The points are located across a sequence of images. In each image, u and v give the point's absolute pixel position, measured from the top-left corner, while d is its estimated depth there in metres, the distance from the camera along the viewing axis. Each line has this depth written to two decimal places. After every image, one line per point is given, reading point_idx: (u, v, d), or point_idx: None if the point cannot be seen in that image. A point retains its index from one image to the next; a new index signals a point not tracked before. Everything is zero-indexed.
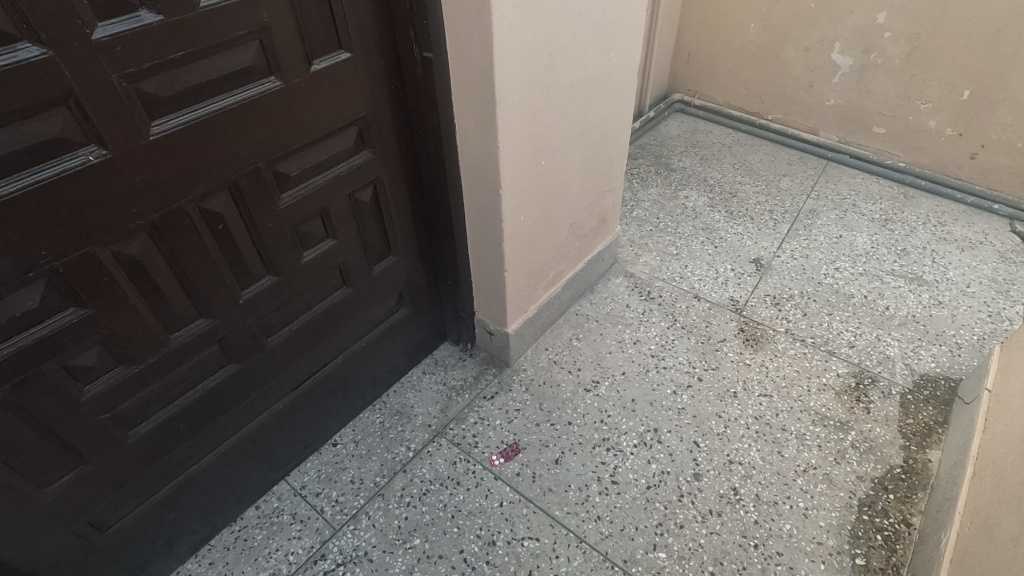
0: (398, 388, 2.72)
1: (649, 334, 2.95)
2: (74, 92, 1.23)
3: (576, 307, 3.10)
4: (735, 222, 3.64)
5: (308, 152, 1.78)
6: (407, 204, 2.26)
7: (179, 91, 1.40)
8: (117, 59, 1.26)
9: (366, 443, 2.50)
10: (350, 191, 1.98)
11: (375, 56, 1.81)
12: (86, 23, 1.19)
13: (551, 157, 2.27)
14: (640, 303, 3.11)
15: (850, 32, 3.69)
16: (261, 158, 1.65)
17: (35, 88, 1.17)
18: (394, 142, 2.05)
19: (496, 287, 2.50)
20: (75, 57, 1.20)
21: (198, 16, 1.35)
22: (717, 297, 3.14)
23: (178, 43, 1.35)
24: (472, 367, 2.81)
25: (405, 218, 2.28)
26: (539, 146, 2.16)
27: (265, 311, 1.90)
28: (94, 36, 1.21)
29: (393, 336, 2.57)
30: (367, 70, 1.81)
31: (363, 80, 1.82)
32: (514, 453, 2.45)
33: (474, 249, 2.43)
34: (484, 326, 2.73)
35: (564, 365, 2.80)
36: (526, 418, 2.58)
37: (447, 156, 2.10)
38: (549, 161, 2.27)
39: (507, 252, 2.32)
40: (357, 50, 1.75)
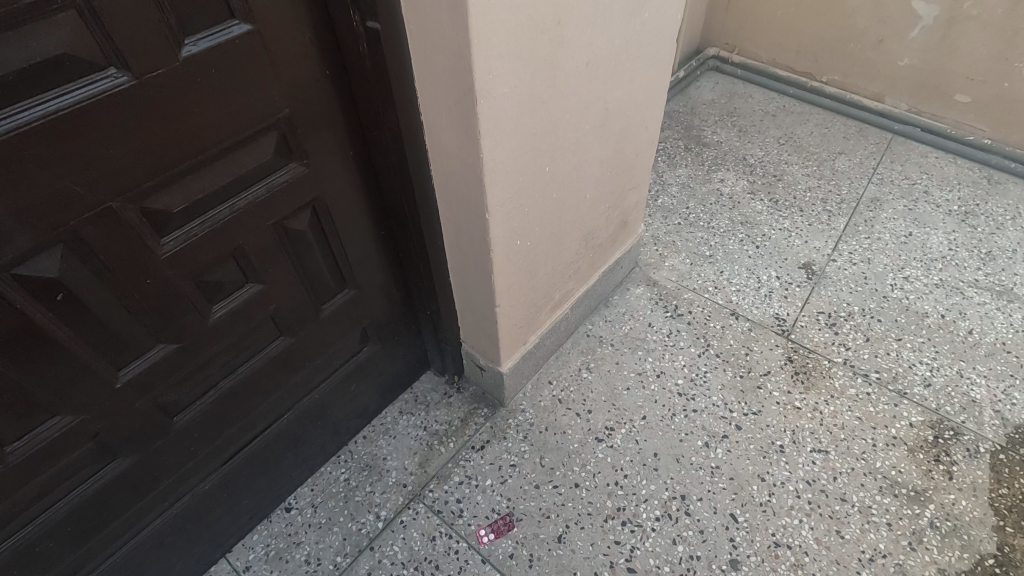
0: (368, 435, 2.25)
1: (676, 364, 2.43)
2: None
3: (587, 327, 2.57)
4: (781, 214, 3.02)
5: (200, 173, 1.20)
6: (366, 226, 1.70)
7: None
8: None
9: (327, 507, 2.05)
10: (276, 221, 1.42)
11: (295, 27, 1.21)
12: None
13: (561, 161, 1.69)
14: (665, 323, 2.57)
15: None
16: (114, 191, 1.08)
17: None
18: (340, 148, 1.47)
19: (485, 322, 1.97)
20: None
21: None
22: (759, 315, 2.59)
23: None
24: (459, 406, 2.33)
25: (365, 242, 1.73)
26: (542, 151, 1.58)
27: (162, 387, 1.39)
28: None
29: (359, 378, 2.07)
30: (284, 48, 1.21)
31: (278, 64, 1.21)
32: (509, 526, 1.99)
33: (458, 277, 1.89)
34: (475, 360, 2.22)
35: (571, 405, 2.31)
36: (523, 477, 2.11)
37: (414, 164, 1.53)
38: (557, 167, 1.69)
39: (499, 286, 1.79)
40: (264, 21, 1.14)
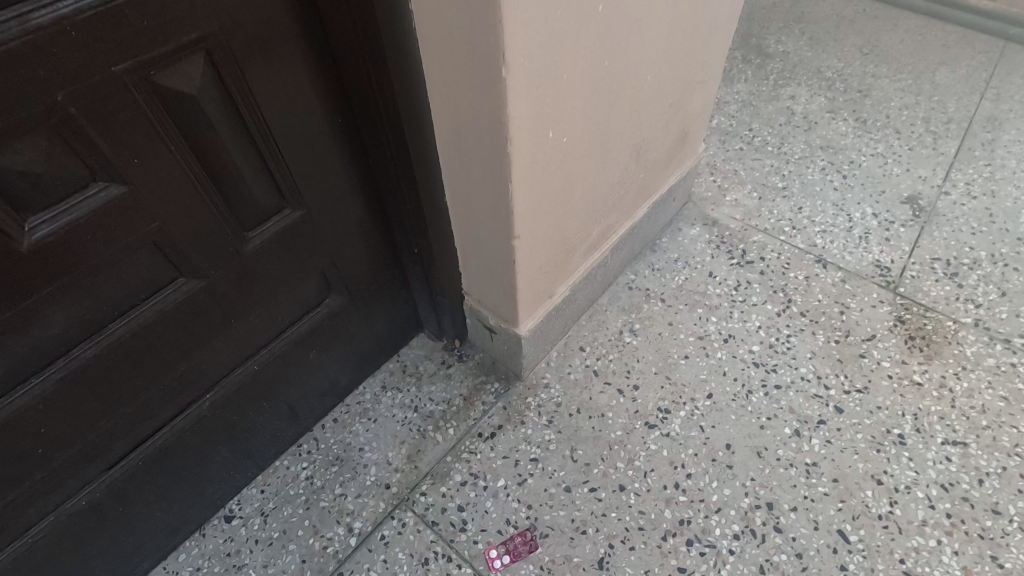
0: (341, 418, 1.69)
1: (748, 325, 1.84)
2: None
3: (628, 277, 1.98)
4: (871, 137, 2.37)
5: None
6: (310, 104, 1.09)
7: None
8: None
9: (283, 517, 1.52)
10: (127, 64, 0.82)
11: None
12: None
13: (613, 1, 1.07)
14: (730, 272, 1.97)
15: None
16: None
17: None
18: None
19: (498, 264, 1.39)
20: None
21: None
22: (855, 263, 1.97)
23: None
24: (461, 380, 1.76)
25: (310, 131, 1.12)
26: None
27: None
28: None
29: (321, 342, 1.49)
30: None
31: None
32: (530, 545, 1.45)
33: (456, 196, 1.30)
34: (483, 318, 1.63)
35: (610, 379, 1.74)
36: (548, 476, 1.56)
37: None
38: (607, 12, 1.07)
39: (518, 209, 1.19)
40: None
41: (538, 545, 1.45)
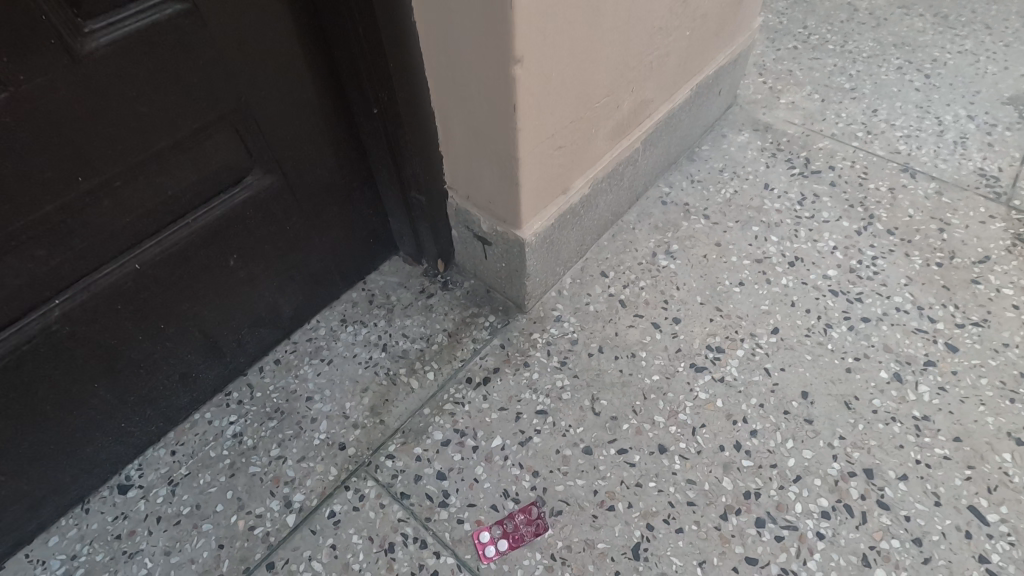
0: (285, 359, 1.27)
1: (819, 246, 1.41)
2: None
3: (660, 190, 1.55)
4: (956, 33, 1.92)
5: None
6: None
7: None
8: None
9: (198, 488, 1.11)
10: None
11: None
12: None
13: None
14: (791, 184, 1.54)
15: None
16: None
17: None
18: None
19: (492, 120, 0.96)
20: None
21: None
22: (952, 172, 1.54)
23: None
24: (446, 313, 1.34)
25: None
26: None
27: None
28: None
29: (247, 243, 1.05)
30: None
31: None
32: (537, 526, 1.04)
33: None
34: (473, 223, 1.20)
35: (641, 311, 1.32)
36: (561, 434, 1.15)
37: None
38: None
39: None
40: None
41: (546, 526, 1.04)
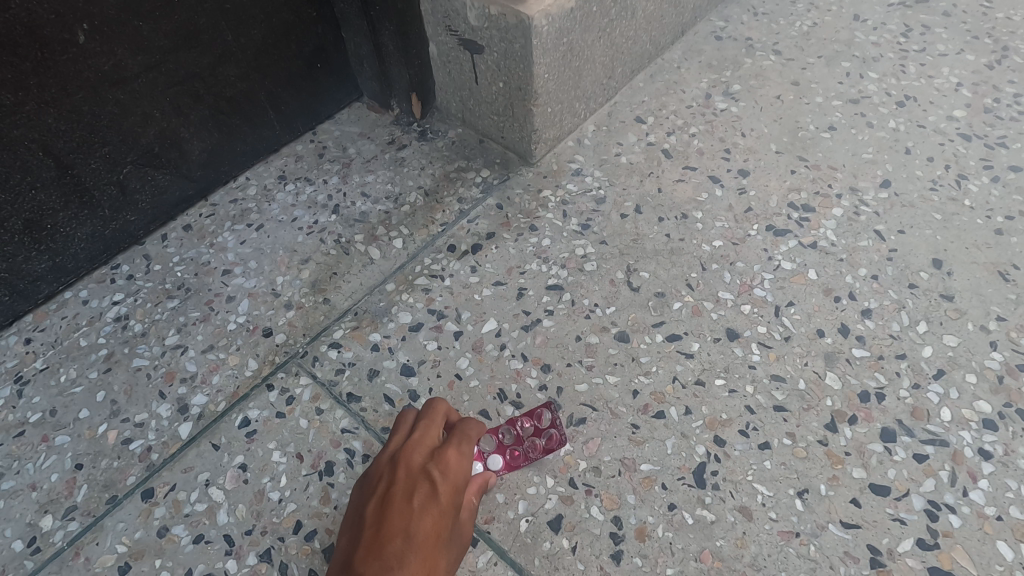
0: (199, 225, 0.91)
1: (936, 83, 1.03)
2: None
3: (713, 24, 1.16)
4: None
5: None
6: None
7: None
8: None
9: (55, 388, 0.76)
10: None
11: None
12: None
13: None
14: (890, 14, 1.15)
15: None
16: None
17: None
18: None
19: None
20: None
21: None
22: None
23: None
24: (422, 167, 0.97)
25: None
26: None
27: None
28: None
29: (103, 6, 0.70)
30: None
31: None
32: (549, 443, 0.68)
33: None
34: (455, 16, 0.84)
35: (695, 163, 0.95)
36: (583, 316, 0.79)
37: None
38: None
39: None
40: None
41: (562, 441, 0.68)
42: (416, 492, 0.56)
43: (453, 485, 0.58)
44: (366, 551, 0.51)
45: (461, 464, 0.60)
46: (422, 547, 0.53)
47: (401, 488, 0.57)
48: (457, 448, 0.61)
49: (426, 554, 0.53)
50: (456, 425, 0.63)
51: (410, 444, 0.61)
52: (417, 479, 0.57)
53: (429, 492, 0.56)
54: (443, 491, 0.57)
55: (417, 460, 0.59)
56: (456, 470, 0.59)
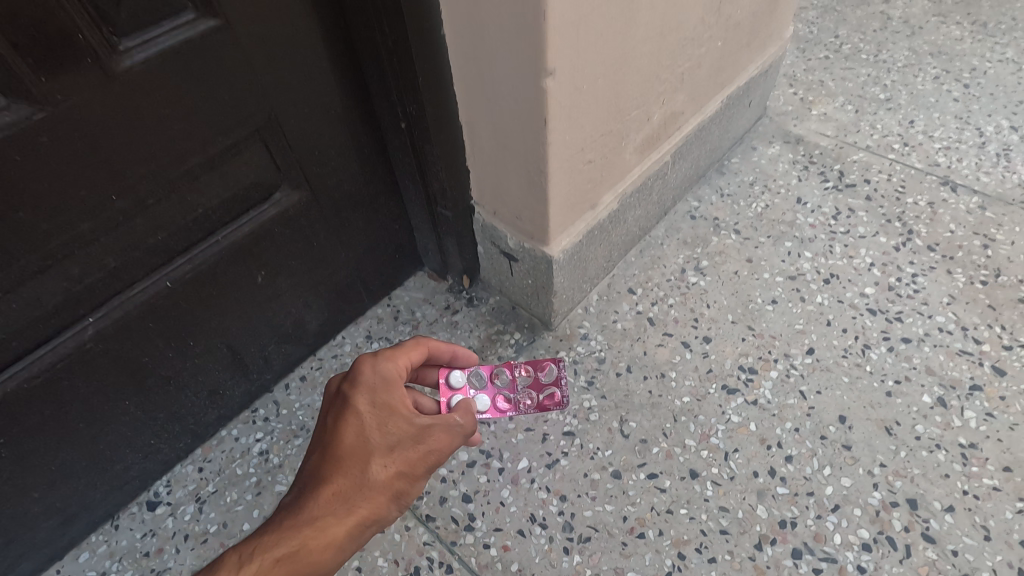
0: (311, 376, 1.27)
1: (856, 263, 1.36)
2: None
3: (689, 204, 1.52)
4: (995, 42, 1.86)
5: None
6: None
7: None
8: None
9: (224, 505, 1.11)
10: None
11: None
12: None
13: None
14: (825, 198, 1.50)
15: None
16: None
17: None
18: None
19: (519, 139, 0.95)
20: None
21: None
22: (997, 186, 1.48)
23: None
24: (471, 330, 1.32)
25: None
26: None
27: None
28: None
29: (275, 259, 1.05)
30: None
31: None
32: (543, 397, 1.04)
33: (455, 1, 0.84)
34: (499, 238, 1.20)
35: (671, 330, 1.28)
36: (588, 457, 1.12)
37: None
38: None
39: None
40: None
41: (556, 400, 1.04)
42: (340, 409, 0.77)
43: (368, 392, 0.77)
44: (310, 463, 0.74)
45: (372, 374, 0.79)
46: (340, 445, 0.73)
47: (331, 411, 0.77)
48: (370, 364, 0.80)
49: (347, 448, 0.73)
50: (377, 353, 0.83)
51: (341, 376, 0.81)
52: (338, 401, 0.78)
53: (347, 406, 0.76)
54: (359, 400, 0.76)
55: (340, 386, 0.79)
56: (367, 379, 0.78)
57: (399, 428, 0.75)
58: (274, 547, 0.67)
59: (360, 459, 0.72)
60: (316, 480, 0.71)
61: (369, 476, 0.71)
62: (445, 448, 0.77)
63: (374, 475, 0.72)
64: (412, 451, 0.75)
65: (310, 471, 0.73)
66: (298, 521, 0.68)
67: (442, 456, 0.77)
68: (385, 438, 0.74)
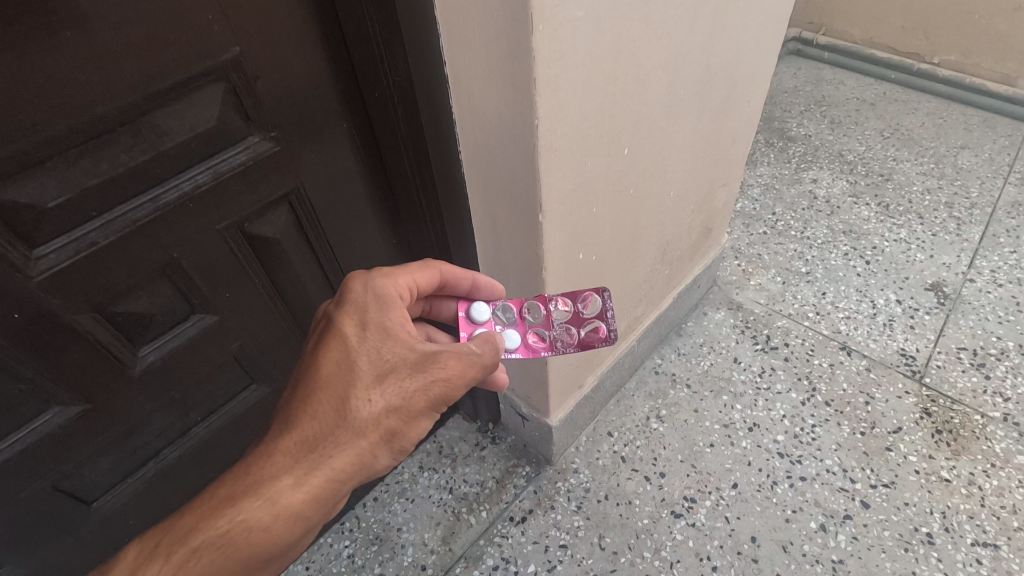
0: (381, 496, 1.80)
1: (773, 414, 1.88)
2: None
3: (654, 361, 2.06)
4: (894, 222, 2.43)
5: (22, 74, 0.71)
6: (337, 143, 1.10)
7: None
8: None
9: None
10: (200, 189, 0.95)
11: None
12: None
13: (650, 84, 1.09)
14: (754, 358, 2.03)
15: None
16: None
17: None
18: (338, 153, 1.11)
19: (531, 363, 1.53)
20: None
21: None
22: (880, 351, 2.02)
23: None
24: (494, 462, 1.85)
25: (342, 186, 1.16)
26: (623, 91, 1.03)
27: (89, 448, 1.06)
28: None
29: None
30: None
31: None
32: (584, 332, 1.09)
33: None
34: (513, 405, 1.77)
35: (637, 466, 1.80)
36: (577, 564, 1.61)
37: (445, 184, 1.15)
38: (646, 74, 1.06)
39: (548, 148, 0.95)
40: None
41: (597, 333, 1.08)
42: (330, 337, 0.92)
43: (354, 322, 0.93)
44: (299, 394, 0.89)
45: (358, 304, 0.94)
46: (326, 376, 0.89)
47: (323, 339, 0.93)
48: (356, 295, 0.95)
49: (332, 379, 0.88)
50: (362, 278, 0.97)
51: (334, 304, 0.97)
52: (329, 330, 0.93)
53: (336, 337, 0.92)
54: (348, 330, 0.92)
55: (332, 316, 0.95)
56: (354, 310, 0.94)
57: (392, 351, 0.91)
58: (254, 468, 0.84)
59: (345, 389, 0.87)
60: (302, 414, 0.87)
61: (348, 412, 0.86)
62: (439, 387, 0.88)
63: (355, 407, 0.86)
64: (400, 386, 0.88)
65: (298, 406, 0.88)
66: (279, 442, 0.85)
67: (442, 388, 0.89)
68: (374, 368, 0.90)
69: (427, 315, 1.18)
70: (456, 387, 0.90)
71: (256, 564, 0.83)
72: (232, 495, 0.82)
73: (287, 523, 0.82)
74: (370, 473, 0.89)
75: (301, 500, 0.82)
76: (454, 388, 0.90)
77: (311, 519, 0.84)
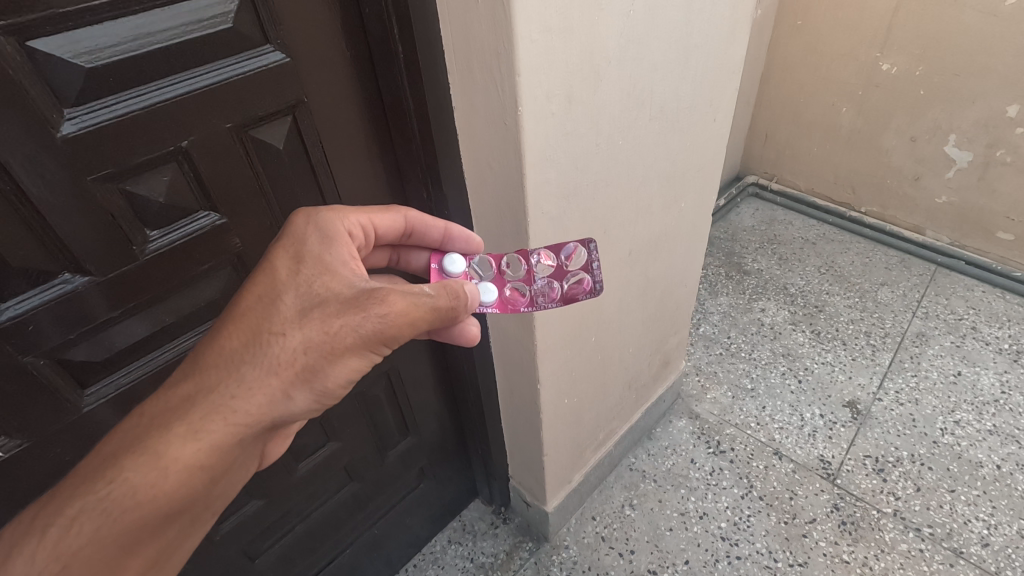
0: (418, 563, 2.38)
1: (718, 505, 2.47)
2: (43, 382, 1.04)
3: (629, 460, 2.67)
4: (823, 348, 3.09)
5: None
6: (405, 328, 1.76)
7: (144, 335, 1.14)
8: (55, 333, 1.01)
9: None
10: None
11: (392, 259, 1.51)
12: (48, 311, 0.99)
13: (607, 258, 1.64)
14: (707, 459, 2.64)
15: (982, 106, 3.02)
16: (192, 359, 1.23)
17: (44, 407, 1.06)
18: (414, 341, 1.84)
19: (532, 464, 2.16)
20: (48, 345, 1.01)
21: (165, 288, 1.11)
22: (804, 456, 2.61)
23: (5, 147, 0.85)
24: (504, 538, 2.43)
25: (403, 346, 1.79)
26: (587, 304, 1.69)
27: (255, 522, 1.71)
28: (40, 323, 0.99)
29: (414, 512, 2.28)
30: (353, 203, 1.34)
31: None
32: (565, 287, 1.28)
33: (509, 398, 1.99)
34: (519, 494, 2.37)
35: (613, 544, 2.37)
36: None
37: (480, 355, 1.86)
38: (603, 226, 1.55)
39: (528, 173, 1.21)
40: None
41: (579, 287, 1.28)
42: (263, 274, 1.02)
43: (294, 255, 1.05)
44: (214, 338, 0.96)
45: (302, 237, 1.07)
46: (250, 312, 0.98)
47: (257, 276, 1.03)
48: (303, 228, 1.08)
49: (253, 317, 0.97)
50: (312, 217, 1.11)
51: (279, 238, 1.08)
52: (265, 266, 1.03)
53: (269, 273, 1.02)
54: (283, 264, 1.03)
55: (276, 248, 1.06)
56: (296, 243, 1.06)
57: (325, 285, 1.02)
58: (146, 422, 0.89)
59: (264, 324, 0.97)
60: (207, 361, 0.94)
61: (262, 349, 0.95)
62: (369, 321, 0.99)
63: (273, 346, 0.95)
64: (324, 323, 0.98)
65: (206, 354, 0.95)
66: (181, 391, 0.92)
67: (378, 322, 0.99)
68: (299, 304, 1.00)
69: (397, 263, 1.38)
70: (391, 323, 1.00)
71: (153, 521, 0.88)
72: (127, 446, 0.87)
73: (189, 471, 0.89)
74: (286, 413, 0.97)
75: (199, 449, 0.89)
76: (388, 324, 1.00)
77: (216, 461, 0.91)
